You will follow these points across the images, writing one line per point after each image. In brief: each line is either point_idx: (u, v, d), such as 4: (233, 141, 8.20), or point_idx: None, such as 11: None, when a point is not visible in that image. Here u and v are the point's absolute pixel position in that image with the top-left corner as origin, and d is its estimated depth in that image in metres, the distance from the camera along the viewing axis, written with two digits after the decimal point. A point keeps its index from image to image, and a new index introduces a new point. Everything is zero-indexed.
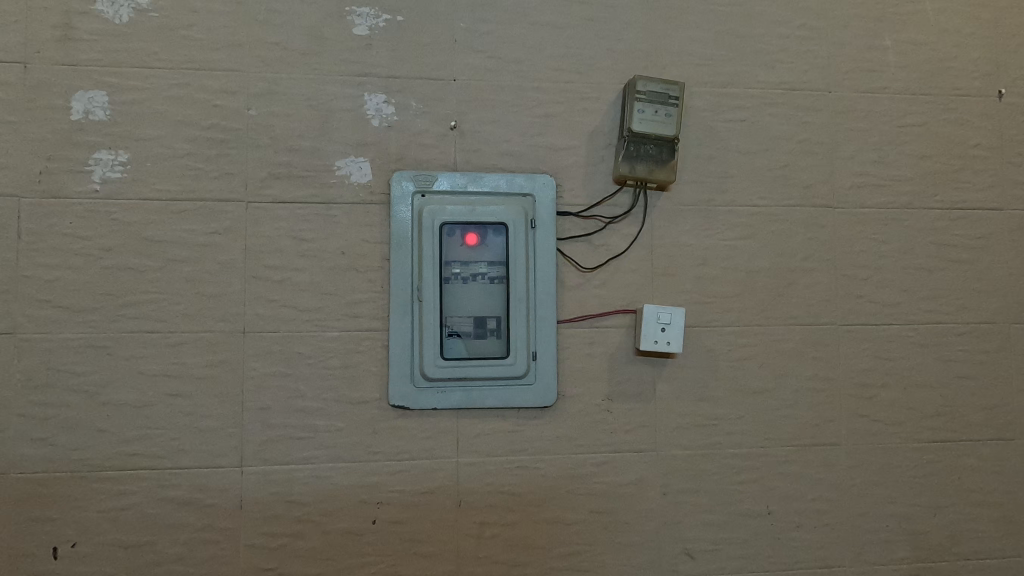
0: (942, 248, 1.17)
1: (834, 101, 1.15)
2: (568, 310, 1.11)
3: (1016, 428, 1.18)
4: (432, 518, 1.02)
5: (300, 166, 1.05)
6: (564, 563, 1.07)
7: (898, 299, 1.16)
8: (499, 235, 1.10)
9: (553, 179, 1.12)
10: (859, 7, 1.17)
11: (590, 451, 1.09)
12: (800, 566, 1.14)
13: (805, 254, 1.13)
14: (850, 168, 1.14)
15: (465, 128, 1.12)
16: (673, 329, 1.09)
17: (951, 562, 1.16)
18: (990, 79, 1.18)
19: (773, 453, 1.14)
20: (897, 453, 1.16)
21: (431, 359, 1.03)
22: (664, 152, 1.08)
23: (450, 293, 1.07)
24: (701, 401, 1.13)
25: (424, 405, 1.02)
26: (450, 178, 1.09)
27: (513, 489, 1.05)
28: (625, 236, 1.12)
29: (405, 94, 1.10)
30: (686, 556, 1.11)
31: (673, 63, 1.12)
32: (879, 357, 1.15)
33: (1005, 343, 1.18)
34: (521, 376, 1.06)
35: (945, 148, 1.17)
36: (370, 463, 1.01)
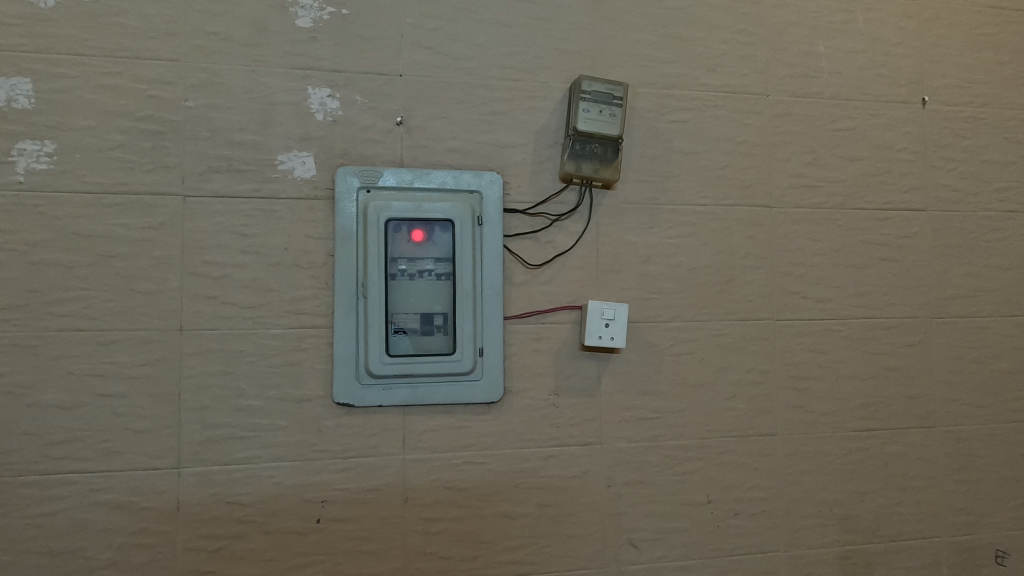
0: (874, 246, 1.28)
1: (773, 105, 1.26)
2: (516, 307, 1.14)
3: (933, 412, 1.28)
4: (378, 515, 1.08)
5: (243, 162, 1.07)
6: (508, 557, 1.12)
7: (830, 294, 1.26)
8: (446, 232, 1.12)
9: (500, 176, 1.14)
10: (796, 14, 1.27)
11: (536, 446, 1.14)
12: (738, 553, 1.20)
13: (745, 251, 1.23)
14: (786, 170, 1.25)
15: (412, 124, 1.13)
16: (617, 325, 1.13)
17: (877, 542, 1.25)
18: (915, 87, 1.32)
19: (712, 444, 1.20)
20: (829, 442, 1.24)
21: (377, 354, 1.07)
22: (608, 151, 1.14)
23: (396, 289, 1.10)
24: (643, 394, 1.18)
25: (368, 397, 1.07)
26: (395, 174, 1.10)
27: (459, 484, 1.11)
28: (570, 233, 1.17)
29: (350, 88, 1.11)
30: (630, 545, 1.16)
31: (618, 64, 1.20)
32: (811, 350, 1.24)
33: (927, 336, 1.29)
34: (467, 372, 1.10)
35: (871, 152, 1.29)
36: (317, 462, 1.07)
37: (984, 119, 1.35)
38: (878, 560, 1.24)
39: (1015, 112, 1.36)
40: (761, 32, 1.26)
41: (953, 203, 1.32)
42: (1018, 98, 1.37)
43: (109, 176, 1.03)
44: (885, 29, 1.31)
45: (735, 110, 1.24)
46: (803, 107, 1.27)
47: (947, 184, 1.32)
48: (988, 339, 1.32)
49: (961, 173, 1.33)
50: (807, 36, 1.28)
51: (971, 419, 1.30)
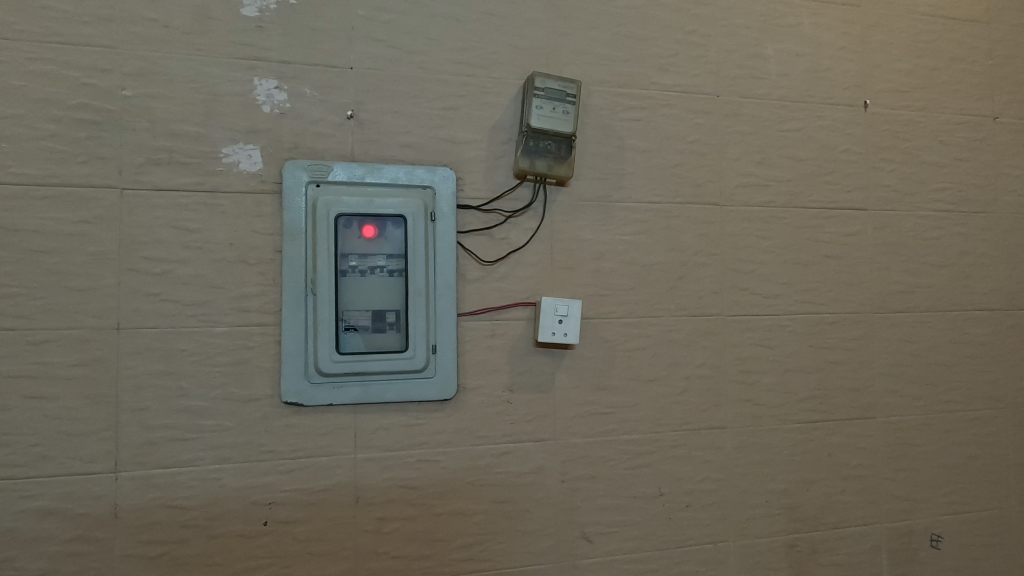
0: (819, 244, 1.33)
1: (724, 105, 1.28)
2: (469, 303, 1.14)
3: (875, 404, 1.34)
4: (329, 516, 1.06)
5: (185, 154, 1.03)
6: (462, 554, 1.12)
7: (777, 291, 1.29)
8: (398, 227, 1.10)
9: (453, 172, 1.13)
10: (745, 17, 1.30)
11: (490, 443, 1.13)
12: (689, 544, 1.22)
13: (696, 248, 1.25)
14: (736, 169, 1.28)
15: (363, 118, 1.11)
16: (571, 321, 1.14)
17: (821, 529, 1.29)
18: (858, 90, 1.37)
19: (664, 438, 1.22)
20: (776, 433, 1.28)
21: (327, 352, 1.05)
22: (562, 148, 1.15)
23: (347, 286, 1.08)
24: (597, 390, 1.19)
25: (318, 396, 1.05)
26: (346, 169, 1.08)
27: (413, 483, 1.10)
28: (525, 230, 1.17)
29: (298, 80, 1.08)
30: (584, 539, 1.17)
31: (573, 62, 1.21)
32: (760, 344, 1.28)
33: (868, 330, 1.34)
34: (420, 369, 1.09)
35: (817, 153, 1.33)
36: (264, 463, 1.04)
37: (922, 122, 1.41)
38: (823, 547, 1.29)
39: (950, 116, 1.43)
40: (712, 34, 1.28)
41: (893, 203, 1.38)
42: (953, 103, 1.43)
43: (40, 167, 0.98)
44: (829, 33, 1.36)
45: (686, 110, 1.26)
46: (753, 107, 1.30)
47: (888, 185, 1.38)
48: (925, 333, 1.38)
49: (901, 175, 1.39)
50: (756, 39, 1.31)
51: (909, 409, 1.36)
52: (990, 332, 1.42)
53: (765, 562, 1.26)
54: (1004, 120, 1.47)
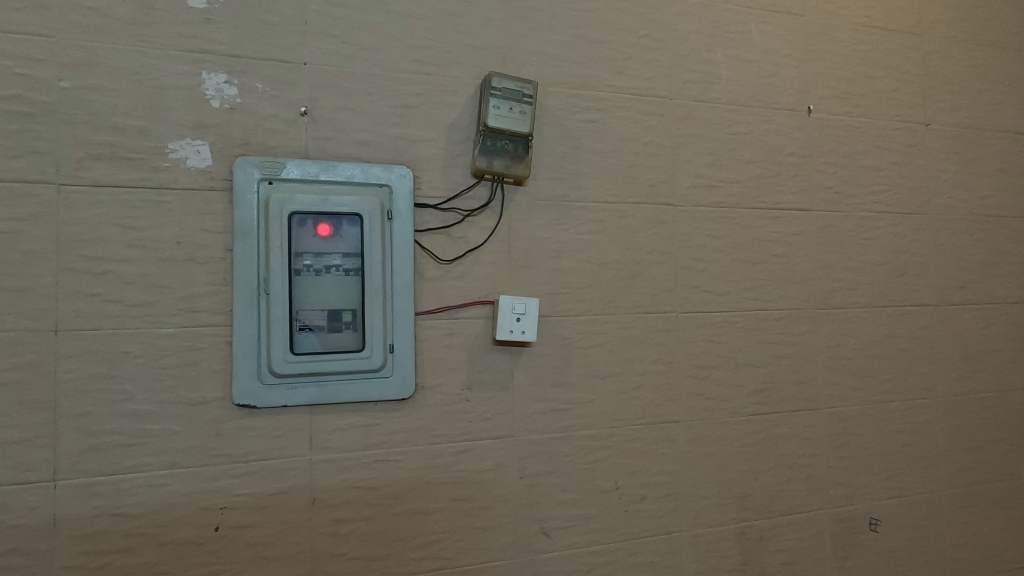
0: (767, 243, 1.38)
1: (676, 108, 1.32)
2: (427, 302, 1.14)
3: (818, 395, 1.40)
4: (283, 519, 1.04)
5: (129, 149, 1.00)
6: (421, 553, 1.11)
7: (728, 288, 1.34)
8: (354, 226, 1.09)
9: (410, 170, 1.13)
10: (696, 23, 1.35)
11: (449, 442, 1.14)
12: (645, 535, 1.25)
13: (650, 247, 1.28)
14: (688, 170, 1.32)
15: (317, 115, 1.09)
16: (528, 319, 1.15)
17: (769, 517, 1.35)
18: (802, 96, 1.43)
19: (620, 432, 1.24)
20: (727, 426, 1.32)
21: (280, 353, 1.03)
22: (519, 148, 1.16)
23: (301, 285, 1.06)
24: (554, 386, 1.21)
25: (271, 398, 1.03)
26: (300, 166, 1.06)
27: (370, 483, 1.09)
28: (482, 228, 1.18)
29: (249, 75, 1.06)
30: (542, 534, 1.19)
31: (529, 63, 1.22)
32: (711, 340, 1.32)
33: (812, 325, 1.41)
34: (377, 369, 1.08)
35: (764, 156, 1.39)
36: (215, 467, 1.01)
37: (861, 128, 1.48)
38: (771, 533, 1.34)
39: (886, 122, 1.51)
40: (664, 38, 1.32)
41: (834, 204, 1.45)
42: (889, 109, 1.51)
43: None
44: (775, 41, 1.41)
45: (640, 112, 1.29)
46: (703, 111, 1.34)
47: (830, 187, 1.44)
48: (864, 328, 1.45)
49: (842, 177, 1.46)
50: (707, 44, 1.35)
51: (850, 400, 1.43)
52: (923, 326, 1.51)
53: (716, 550, 1.30)
54: (935, 127, 1.56)
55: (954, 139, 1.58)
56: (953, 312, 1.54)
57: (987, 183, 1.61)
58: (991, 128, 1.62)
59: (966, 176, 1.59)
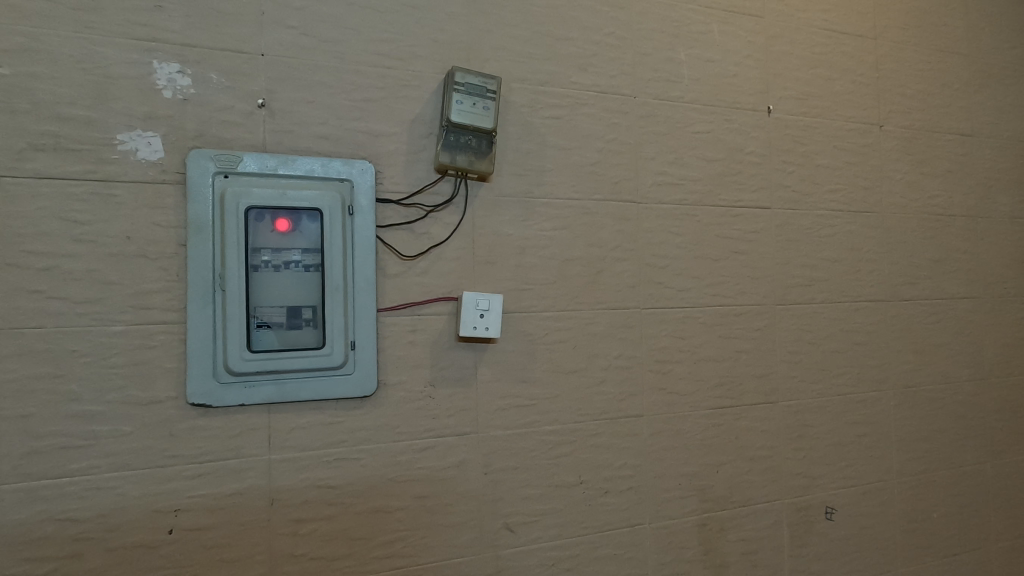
0: (728, 240, 1.41)
1: (639, 106, 1.33)
2: (390, 298, 1.13)
3: (776, 389, 1.44)
4: (241, 520, 1.02)
5: (75, 140, 0.96)
6: (384, 551, 1.11)
7: (689, 285, 1.36)
8: (314, 221, 1.07)
9: (372, 165, 1.12)
10: (659, 22, 1.36)
11: (412, 439, 1.13)
12: (608, 528, 1.27)
13: (614, 244, 1.30)
14: (651, 168, 1.34)
15: (275, 107, 1.07)
16: (491, 315, 1.15)
17: (729, 508, 1.38)
18: (762, 96, 1.46)
19: (584, 427, 1.26)
20: (689, 420, 1.35)
21: (237, 351, 1.00)
22: (483, 144, 1.15)
23: (259, 281, 1.03)
24: (518, 382, 1.21)
25: (227, 397, 1.01)
26: (257, 159, 1.04)
27: (331, 482, 1.08)
28: (446, 224, 1.17)
29: (203, 65, 1.03)
30: (507, 529, 1.19)
31: (493, 58, 1.22)
32: (673, 335, 1.34)
33: (771, 320, 1.44)
34: (338, 366, 1.07)
35: (725, 154, 1.41)
36: (168, 468, 0.99)
37: (818, 128, 1.52)
38: (731, 524, 1.38)
39: (842, 123, 1.55)
40: (628, 37, 1.33)
41: (793, 202, 1.48)
42: (845, 111, 1.56)
43: None
44: (736, 41, 1.44)
45: (604, 109, 1.30)
46: (666, 109, 1.36)
47: (789, 186, 1.48)
48: (820, 323, 1.49)
49: (799, 176, 1.49)
50: (669, 44, 1.37)
51: (807, 393, 1.47)
52: (876, 321, 1.56)
53: (678, 541, 1.32)
54: (888, 128, 1.62)
55: (906, 140, 1.64)
56: (904, 307, 1.60)
57: (936, 183, 1.67)
58: (940, 130, 1.69)
59: (916, 176, 1.65)
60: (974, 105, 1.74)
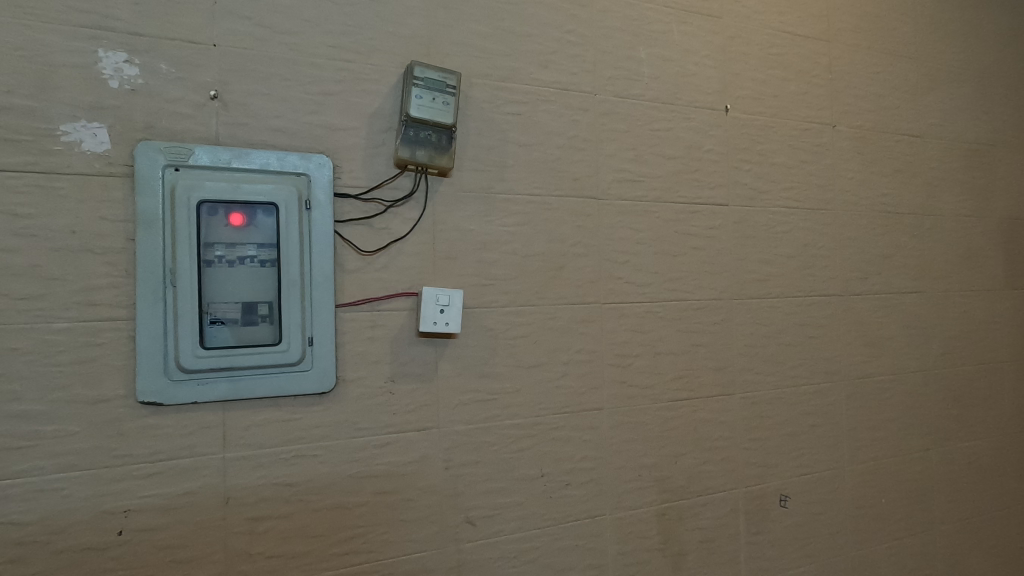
0: (687, 237, 1.44)
1: (600, 103, 1.35)
2: (348, 294, 1.12)
3: (733, 381, 1.48)
4: (194, 520, 1.01)
5: (15, 131, 0.92)
6: (344, 548, 1.10)
7: (650, 280, 1.39)
8: (270, 216, 1.05)
9: (330, 160, 1.10)
10: (620, 21, 1.38)
11: (371, 435, 1.13)
12: (569, 519, 1.29)
13: (575, 239, 1.31)
14: (612, 165, 1.36)
15: (229, 99, 1.05)
16: (452, 310, 1.16)
17: (687, 497, 1.41)
18: (720, 96, 1.49)
19: (546, 420, 1.27)
20: (648, 412, 1.37)
21: (190, 348, 0.98)
22: (443, 139, 1.15)
23: (212, 276, 1.02)
24: (480, 377, 1.22)
25: (179, 395, 0.99)
26: (210, 152, 1.02)
27: (289, 479, 1.07)
28: (406, 220, 1.17)
29: (152, 55, 1.00)
30: (468, 523, 1.20)
31: (454, 53, 1.21)
32: (634, 330, 1.37)
33: (728, 314, 1.48)
34: (295, 362, 1.05)
35: (685, 152, 1.44)
36: (117, 468, 0.96)
37: (774, 128, 1.57)
38: (689, 513, 1.41)
39: (797, 123, 1.60)
40: (589, 34, 1.34)
41: (750, 199, 1.52)
42: (800, 111, 1.61)
43: None
44: (695, 41, 1.47)
45: (565, 106, 1.31)
46: (626, 107, 1.38)
47: (746, 183, 1.52)
48: (775, 317, 1.54)
49: (756, 174, 1.53)
50: (630, 42, 1.39)
51: (762, 384, 1.52)
52: (829, 315, 1.62)
53: (638, 531, 1.35)
54: (841, 128, 1.67)
55: (858, 140, 1.69)
56: (855, 302, 1.66)
57: (886, 181, 1.73)
58: (889, 131, 1.75)
59: (867, 175, 1.71)
60: (922, 107, 1.81)
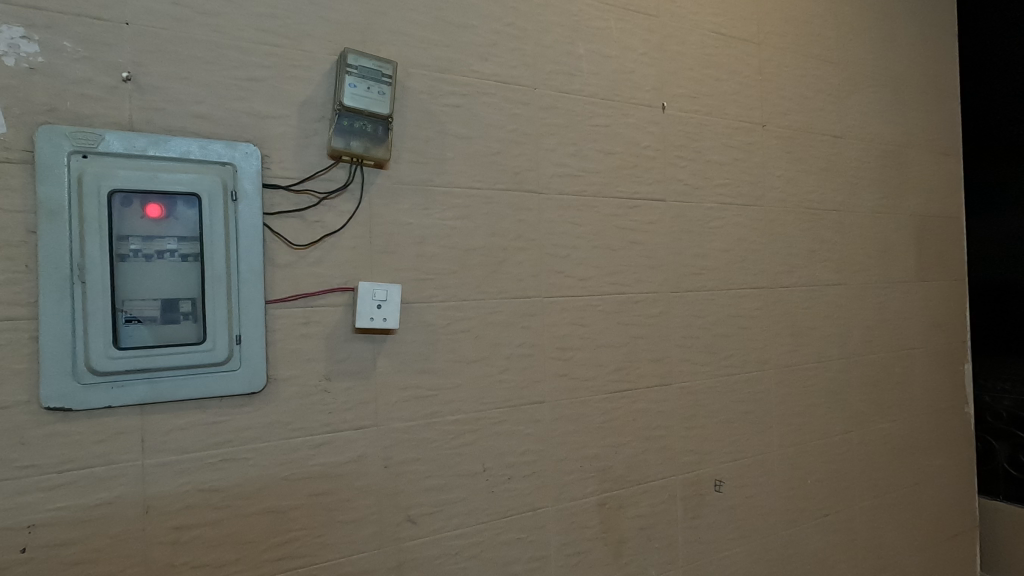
0: (626, 231, 1.46)
1: (540, 98, 1.35)
2: (280, 290, 1.08)
3: (670, 371, 1.52)
4: (110, 532, 0.94)
5: None
6: (277, 553, 1.06)
7: (590, 274, 1.40)
8: (191, 207, 0.99)
9: (257, 149, 1.05)
10: (559, 16, 1.38)
11: (306, 435, 1.09)
12: (512, 512, 1.29)
13: (515, 234, 1.31)
14: (552, 159, 1.36)
15: (143, 82, 0.98)
16: (389, 306, 1.13)
17: (627, 486, 1.44)
18: (657, 93, 1.53)
19: (487, 415, 1.27)
20: (589, 404, 1.39)
21: (102, 348, 0.92)
22: (379, 130, 1.12)
23: (127, 272, 0.95)
24: (420, 373, 1.20)
25: (91, 399, 0.92)
26: (123, 139, 0.95)
27: (216, 485, 1.01)
28: (341, 212, 1.13)
29: (55, 31, 0.92)
30: (409, 522, 1.18)
31: (390, 42, 1.18)
32: (574, 323, 1.38)
33: (666, 307, 1.52)
34: (221, 362, 1.00)
35: (623, 148, 1.47)
36: (19, 480, 0.89)
37: (709, 126, 1.62)
38: (629, 502, 1.44)
39: (730, 121, 1.66)
40: (529, 28, 1.34)
41: (686, 195, 1.57)
42: (733, 110, 1.66)
43: None
44: (633, 39, 1.49)
45: (505, 99, 1.31)
46: (566, 102, 1.39)
47: (682, 179, 1.56)
48: (710, 309, 1.59)
49: (692, 171, 1.58)
50: (569, 37, 1.40)
51: (698, 374, 1.57)
52: (759, 306, 1.69)
53: (580, 521, 1.37)
54: (770, 128, 1.74)
55: (786, 139, 1.77)
56: (783, 294, 1.75)
57: (811, 179, 1.83)
58: (814, 131, 1.84)
59: (794, 173, 1.79)
60: (843, 109, 1.92)
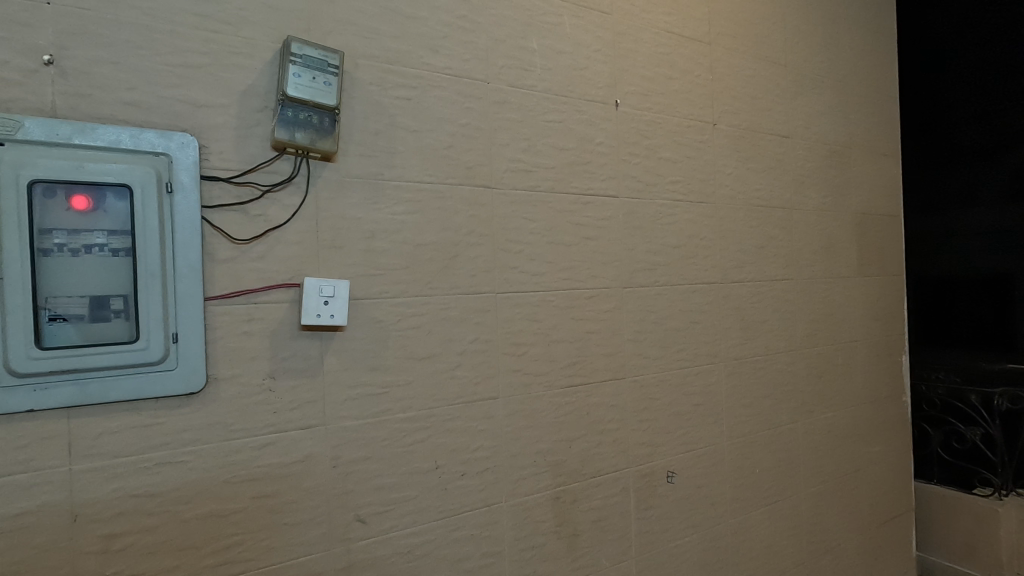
0: (579, 227, 1.47)
1: (493, 92, 1.34)
2: (220, 286, 1.04)
3: (623, 365, 1.54)
4: (33, 543, 0.89)
5: None
6: (219, 558, 1.03)
7: (543, 269, 1.41)
8: (122, 199, 0.95)
9: (195, 139, 1.01)
10: (512, 10, 1.38)
11: (249, 436, 1.05)
12: (465, 509, 1.29)
13: (468, 229, 1.30)
14: (504, 155, 1.36)
15: (68, 66, 0.92)
16: (337, 302, 1.11)
17: (581, 480, 1.46)
18: (610, 90, 1.54)
19: (439, 412, 1.25)
20: (543, 399, 1.40)
21: (23, 348, 0.86)
22: (325, 121, 1.09)
23: (50, 267, 0.89)
24: (370, 370, 1.18)
25: (10, 402, 0.86)
26: (45, 126, 0.89)
27: (152, 489, 0.97)
28: (285, 206, 1.10)
29: None
30: (358, 522, 1.16)
31: (337, 31, 1.15)
32: (528, 318, 1.38)
33: (619, 302, 1.54)
34: (156, 361, 0.96)
35: (577, 144, 1.47)
36: None
37: (661, 124, 1.64)
38: (582, 495, 1.46)
39: (682, 119, 1.69)
40: (481, 21, 1.33)
41: (638, 192, 1.59)
42: (685, 108, 1.70)
43: None
44: (587, 35, 1.50)
45: (457, 93, 1.30)
46: (519, 97, 1.38)
47: (634, 176, 1.58)
48: (661, 304, 1.62)
49: (644, 168, 1.60)
50: (522, 32, 1.39)
51: (650, 367, 1.60)
52: (710, 301, 1.73)
53: (533, 515, 1.38)
54: (721, 127, 1.78)
55: (735, 138, 1.82)
56: (733, 289, 1.79)
57: (759, 177, 1.88)
58: (763, 130, 1.90)
59: (743, 171, 1.84)
60: (790, 109, 1.98)
